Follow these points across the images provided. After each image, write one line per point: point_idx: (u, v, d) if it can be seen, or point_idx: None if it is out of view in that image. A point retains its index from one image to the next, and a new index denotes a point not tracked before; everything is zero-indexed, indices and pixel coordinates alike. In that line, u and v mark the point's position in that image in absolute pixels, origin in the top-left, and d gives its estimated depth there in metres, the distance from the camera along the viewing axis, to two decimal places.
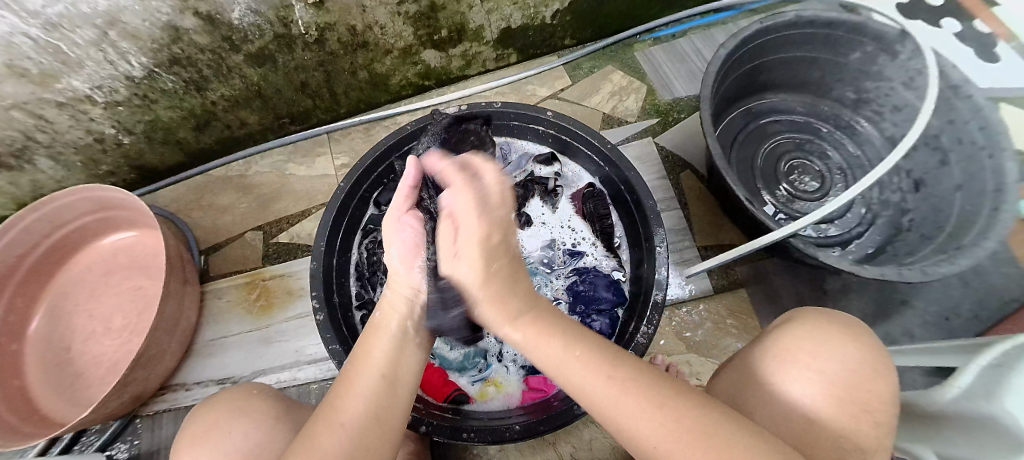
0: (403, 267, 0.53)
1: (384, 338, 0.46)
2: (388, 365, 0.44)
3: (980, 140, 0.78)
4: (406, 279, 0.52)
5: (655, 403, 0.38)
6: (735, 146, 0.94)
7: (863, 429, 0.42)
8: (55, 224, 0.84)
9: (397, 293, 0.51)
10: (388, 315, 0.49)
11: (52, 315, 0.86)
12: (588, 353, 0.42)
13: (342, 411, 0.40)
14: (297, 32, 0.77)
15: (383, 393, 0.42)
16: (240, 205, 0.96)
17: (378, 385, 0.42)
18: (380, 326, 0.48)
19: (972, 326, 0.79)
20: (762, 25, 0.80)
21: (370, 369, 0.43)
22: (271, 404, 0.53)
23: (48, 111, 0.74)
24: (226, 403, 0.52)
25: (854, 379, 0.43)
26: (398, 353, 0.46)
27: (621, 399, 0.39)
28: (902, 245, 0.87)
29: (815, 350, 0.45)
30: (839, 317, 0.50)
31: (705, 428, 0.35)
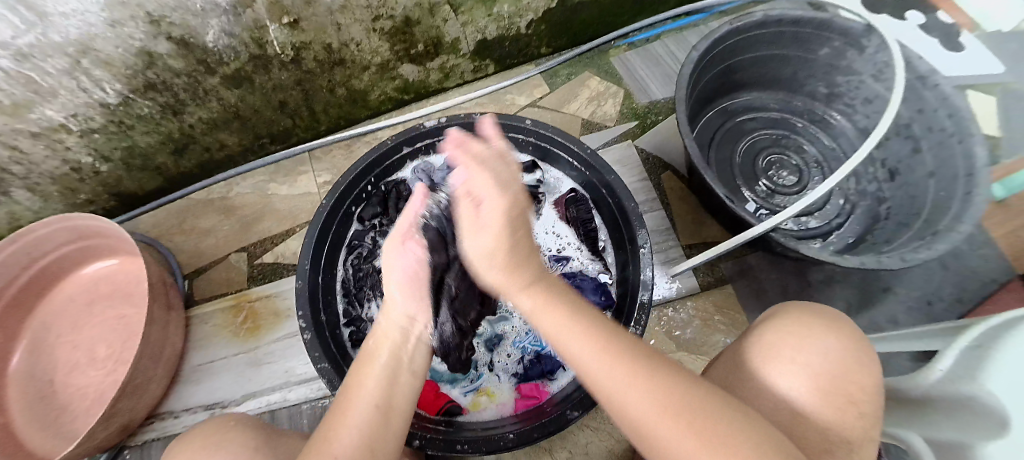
0: (399, 292, 0.50)
1: (377, 367, 0.45)
2: (377, 397, 0.43)
3: (949, 127, 0.81)
4: (399, 305, 0.50)
5: (655, 377, 0.38)
6: (713, 144, 0.95)
7: (849, 422, 0.42)
8: (33, 256, 0.83)
9: (391, 321, 0.49)
10: (374, 342, 0.48)
11: (34, 348, 0.84)
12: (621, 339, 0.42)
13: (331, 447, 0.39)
14: (273, 52, 0.77)
15: (377, 428, 0.41)
16: (222, 227, 0.96)
17: (370, 418, 0.41)
18: (366, 357, 0.47)
19: (954, 310, 0.81)
20: (731, 26, 0.82)
21: (359, 401, 0.43)
22: (249, 434, 0.52)
23: (23, 141, 0.73)
24: (204, 437, 0.51)
25: (840, 371, 0.44)
26: (385, 383, 0.44)
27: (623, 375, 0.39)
28: (882, 233, 0.89)
29: (801, 342, 0.45)
30: (821, 308, 0.50)
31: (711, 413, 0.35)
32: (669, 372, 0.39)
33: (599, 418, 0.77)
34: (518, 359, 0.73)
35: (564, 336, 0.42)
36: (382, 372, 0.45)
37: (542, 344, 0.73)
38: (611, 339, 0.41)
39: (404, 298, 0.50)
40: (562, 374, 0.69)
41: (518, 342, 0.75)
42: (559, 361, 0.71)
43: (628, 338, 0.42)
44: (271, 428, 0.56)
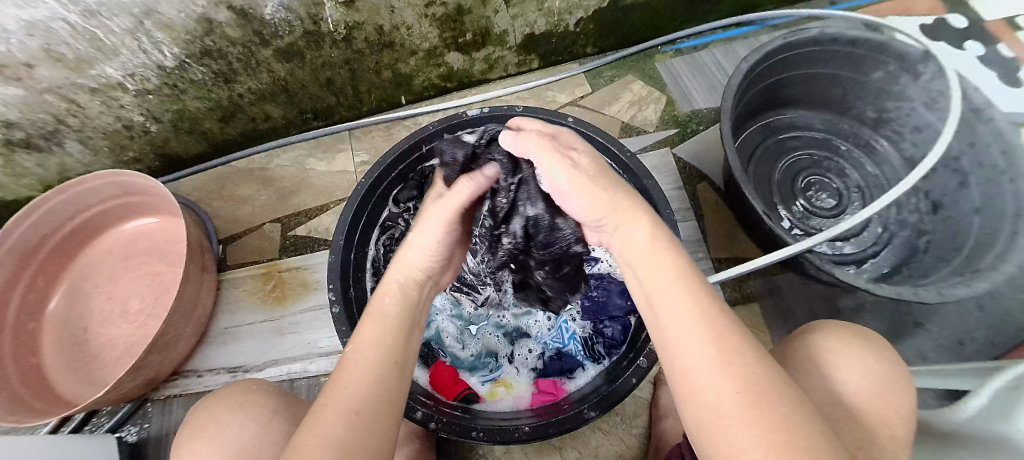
0: (418, 255, 0.48)
1: (381, 321, 0.43)
2: (393, 346, 0.42)
3: (1001, 165, 0.78)
4: (417, 263, 0.48)
5: (747, 369, 0.33)
6: (753, 160, 0.94)
7: (887, 437, 0.41)
8: (79, 207, 0.86)
9: (406, 271, 0.47)
10: (385, 293, 0.46)
11: (72, 295, 0.88)
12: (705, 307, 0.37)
13: (341, 393, 0.37)
14: (326, 30, 0.79)
15: (393, 379, 0.40)
16: (259, 197, 0.98)
17: (384, 368, 0.40)
18: (382, 312, 0.44)
19: (987, 352, 0.79)
20: (785, 41, 0.81)
21: (361, 356, 0.40)
22: (270, 399, 0.53)
23: (80, 96, 0.76)
24: (226, 398, 0.52)
25: (876, 391, 0.44)
26: (403, 336, 0.43)
27: (716, 364, 0.33)
28: (918, 266, 0.87)
29: (838, 358, 0.46)
30: (865, 332, 0.49)
31: (793, 415, 0.31)
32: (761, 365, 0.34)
33: (612, 422, 0.78)
34: (538, 355, 0.74)
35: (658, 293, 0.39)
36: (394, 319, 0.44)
37: (564, 341, 0.74)
38: (712, 318, 0.36)
39: (432, 249, 0.48)
40: (581, 373, 0.70)
41: (540, 338, 0.76)
42: (578, 361, 0.71)
43: (730, 320, 0.36)
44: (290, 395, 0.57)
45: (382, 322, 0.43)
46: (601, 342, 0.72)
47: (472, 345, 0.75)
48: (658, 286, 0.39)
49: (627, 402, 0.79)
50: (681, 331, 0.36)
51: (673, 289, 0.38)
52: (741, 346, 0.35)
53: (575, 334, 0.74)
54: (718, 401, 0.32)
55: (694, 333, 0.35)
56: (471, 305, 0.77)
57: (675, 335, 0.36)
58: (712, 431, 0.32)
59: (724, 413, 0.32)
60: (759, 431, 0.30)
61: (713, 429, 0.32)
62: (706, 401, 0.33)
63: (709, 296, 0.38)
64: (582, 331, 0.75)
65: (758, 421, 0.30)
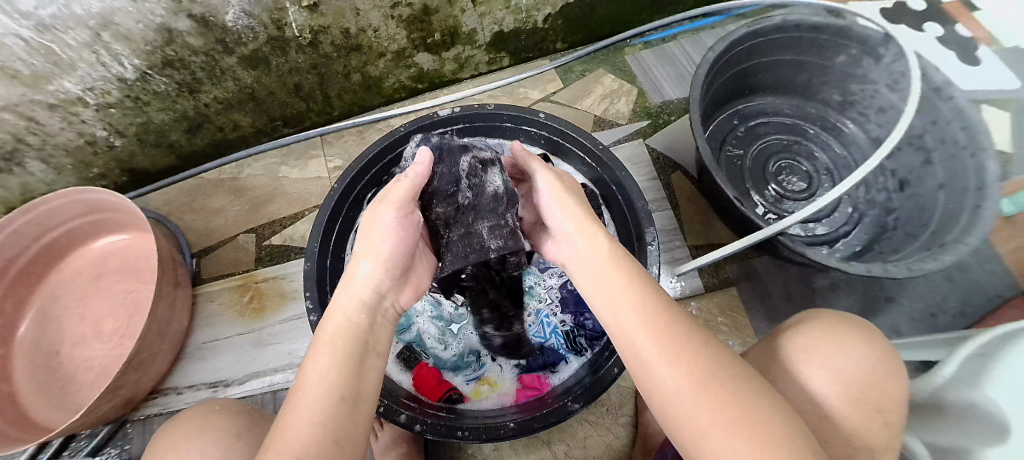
0: (370, 267, 0.47)
1: (326, 350, 0.40)
2: (341, 380, 0.38)
3: (962, 140, 0.80)
4: (365, 280, 0.46)
5: (689, 349, 0.37)
6: (724, 147, 0.95)
7: (875, 430, 0.42)
8: (44, 227, 0.83)
9: (355, 292, 0.45)
10: (329, 320, 0.43)
11: (42, 318, 0.85)
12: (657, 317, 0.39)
13: (286, 440, 0.35)
14: (291, 35, 0.78)
15: (343, 416, 0.37)
16: (232, 208, 0.96)
17: (331, 407, 0.37)
18: (329, 341, 0.41)
19: (958, 322, 0.81)
20: (749, 29, 0.82)
21: (310, 387, 0.38)
22: (232, 421, 0.52)
23: (39, 113, 0.74)
24: (184, 425, 0.51)
25: (869, 379, 0.44)
26: (353, 369, 0.40)
27: (661, 347, 0.37)
28: (889, 243, 0.89)
29: (834, 347, 0.46)
30: (853, 321, 0.50)
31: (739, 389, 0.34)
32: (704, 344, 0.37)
33: (599, 413, 0.78)
34: (521, 351, 0.74)
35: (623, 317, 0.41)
36: (334, 347, 0.40)
37: (546, 336, 0.74)
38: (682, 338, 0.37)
39: (386, 253, 0.48)
40: (564, 367, 0.70)
41: None
42: (561, 354, 0.72)
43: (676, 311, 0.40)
44: (257, 413, 0.57)
45: (327, 355, 0.40)
46: (582, 334, 0.73)
47: (454, 346, 0.75)
48: (611, 287, 0.43)
49: (612, 392, 0.80)
50: (635, 330, 0.39)
51: (623, 297, 0.41)
52: (683, 329, 0.38)
53: (557, 328, 0.75)
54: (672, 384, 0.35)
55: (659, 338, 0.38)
56: (451, 305, 0.76)
57: (630, 331, 0.39)
58: (674, 411, 0.35)
59: (681, 392, 0.35)
60: (715, 406, 0.33)
61: (676, 409, 0.35)
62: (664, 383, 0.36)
63: (642, 287, 0.42)
64: (563, 325, 0.75)
65: (710, 399, 0.34)
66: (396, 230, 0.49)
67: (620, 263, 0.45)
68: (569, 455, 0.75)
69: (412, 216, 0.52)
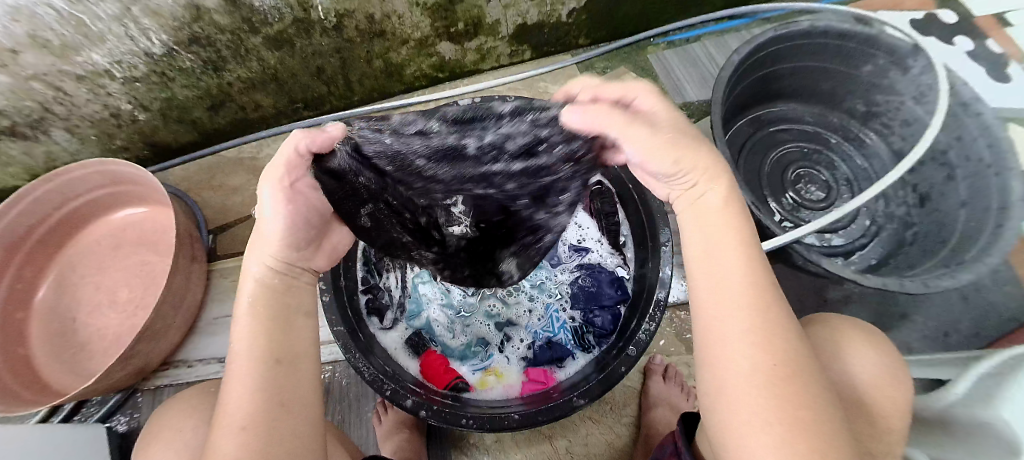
0: (275, 232, 0.42)
1: (239, 313, 0.40)
2: (267, 344, 0.39)
3: (987, 158, 0.79)
4: (270, 237, 0.42)
5: (772, 337, 0.36)
6: (743, 153, 0.95)
7: (889, 430, 0.42)
8: (67, 196, 0.85)
9: (256, 257, 0.42)
10: (242, 286, 0.41)
11: (60, 285, 0.87)
12: (755, 289, 0.37)
13: (229, 412, 0.36)
14: (316, 17, 0.78)
15: (283, 377, 0.38)
16: (249, 187, 0.97)
17: (267, 371, 0.38)
18: (248, 311, 0.40)
19: (971, 342, 0.80)
20: (776, 33, 0.81)
21: (240, 359, 0.38)
22: (220, 400, 0.52)
23: (66, 83, 0.75)
24: (182, 407, 0.51)
25: (884, 380, 0.44)
26: (280, 329, 0.40)
27: (752, 337, 0.35)
28: (904, 258, 0.88)
29: (855, 349, 0.45)
30: (868, 324, 0.49)
31: (804, 396, 0.33)
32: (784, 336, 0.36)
33: (602, 410, 0.78)
34: (529, 344, 0.74)
35: (708, 263, 0.39)
36: (250, 312, 0.40)
37: (554, 331, 0.74)
38: (763, 310, 0.36)
39: (279, 236, 0.42)
40: (571, 362, 0.70)
41: (530, 328, 0.76)
42: (568, 350, 0.71)
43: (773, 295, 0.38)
44: None
45: (248, 317, 0.40)
46: (591, 331, 0.72)
47: (463, 335, 0.75)
48: (711, 249, 0.39)
49: (616, 391, 0.80)
50: (725, 304, 0.37)
51: (728, 262, 0.38)
52: (777, 316, 0.37)
53: (566, 323, 0.75)
54: (746, 369, 0.34)
55: (741, 312, 0.36)
56: (461, 294, 0.78)
57: (720, 306, 0.37)
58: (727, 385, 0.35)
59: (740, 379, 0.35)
60: (767, 394, 0.33)
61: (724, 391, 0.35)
62: (735, 364, 0.35)
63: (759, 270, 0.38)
64: (572, 320, 0.75)
65: (771, 396, 0.33)
66: (284, 206, 0.41)
67: (739, 229, 0.39)
68: (570, 450, 0.75)
69: (306, 175, 0.43)
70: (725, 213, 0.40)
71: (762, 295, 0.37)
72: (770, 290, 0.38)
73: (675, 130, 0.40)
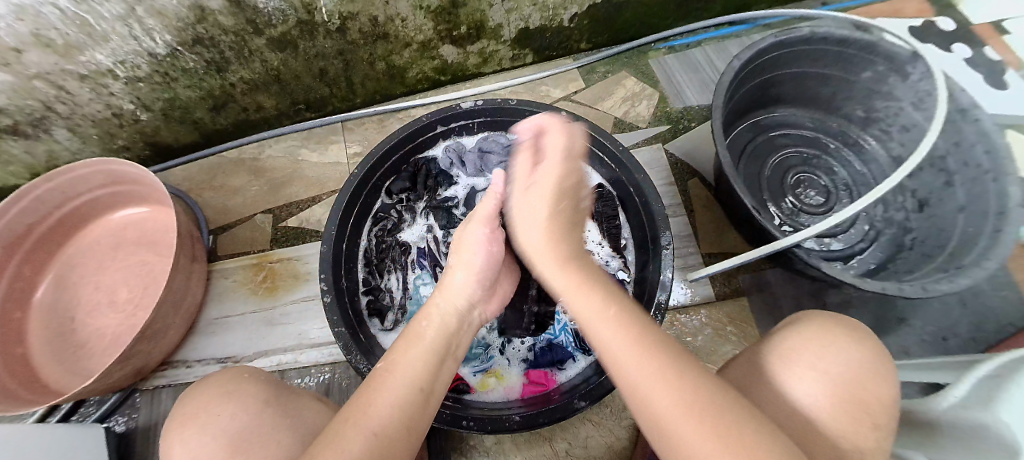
0: (464, 280, 0.55)
1: (414, 350, 0.45)
2: (422, 374, 0.43)
3: (985, 164, 0.79)
4: (461, 288, 0.55)
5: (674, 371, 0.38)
6: (743, 157, 0.95)
7: (862, 433, 0.40)
8: (67, 195, 0.85)
9: (447, 300, 0.53)
10: (423, 319, 0.49)
11: (59, 284, 0.87)
12: (629, 334, 0.42)
13: (370, 413, 0.38)
14: (320, 19, 0.78)
15: (417, 407, 0.41)
16: (250, 188, 0.97)
17: (412, 397, 0.41)
18: (420, 339, 0.46)
19: (970, 346, 0.80)
20: (776, 39, 0.82)
21: (399, 375, 0.42)
22: (262, 388, 0.51)
23: (69, 83, 0.75)
24: (217, 385, 0.50)
25: (856, 379, 0.43)
26: (435, 364, 0.45)
27: (652, 375, 0.38)
28: (903, 263, 0.88)
29: (823, 347, 0.44)
30: (812, 328, 0.47)
31: (720, 403, 0.35)
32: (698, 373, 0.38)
33: (603, 413, 0.78)
34: (529, 346, 0.74)
35: (593, 321, 0.44)
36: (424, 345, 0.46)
37: (555, 333, 0.74)
38: (657, 352, 0.40)
39: (470, 279, 0.56)
40: (571, 365, 0.70)
41: None
42: (569, 352, 0.72)
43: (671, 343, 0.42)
44: (283, 384, 0.55)
45: (419, 355, 0.45)
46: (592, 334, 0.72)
47: None
48: (590, 318, 0.45)
49: (616, 393, 0.80)
50: (622, 355, 0.41)
51: (604, 329, 0.43)
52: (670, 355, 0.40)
53: (566, 326, 0.75)
54: (665, 408, 0.36)
55: (634, 359, 0.40)
56: None
57: (620, 364, 0.41)
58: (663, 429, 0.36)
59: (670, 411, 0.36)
60: (684, 413, 0.35)
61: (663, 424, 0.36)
62: (655, 410, 0.37)
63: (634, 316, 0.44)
64: (573, 323, 0.75)
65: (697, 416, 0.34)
66: (484, 246, 0.60)
67: (592, 293, 0.47)
68: (570, 453, 0.75)
69: (496, 246, 0.61)
70: (581, 284, 0.49)
71: (645, 338, 0.41)
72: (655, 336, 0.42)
73: (559, 192, 0.60)
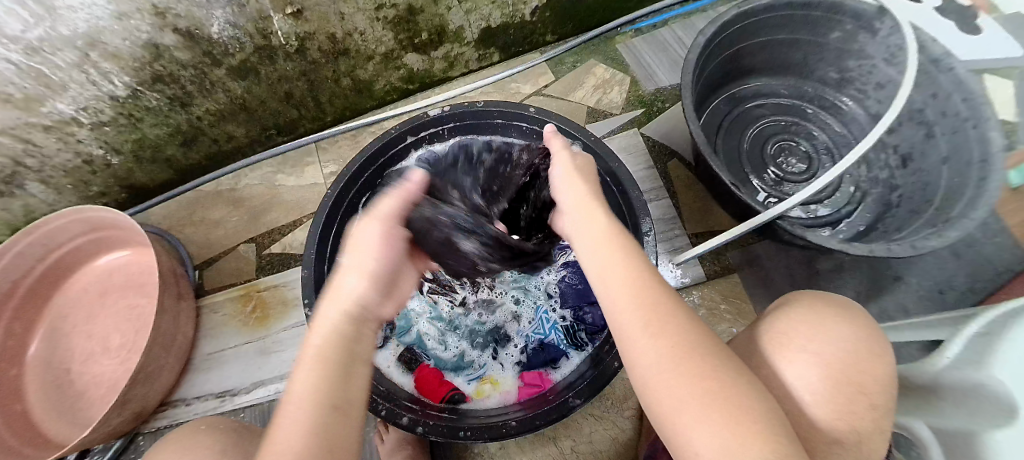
0: (355, 280, 0.44)
1: (330, 341, 0.41)
2: (333, 387, 0.38)
3: (964, 112, 0.78)
4: (351, 290, 0.43)
5: (678, 332, 0.37)
6: (721, 133, 0.94)
7: (864, 415, 0.40)
8: (48, 247, 0.84)
9: (338, 300, 0.43)
10: (319, 326, 0.42)
11: (52, 337, 0.86)
12: (632, 280, 0.41)
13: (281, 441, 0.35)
14: (278, 43, 0.77)
15: (335, 423, 0.37)
16: (231, 219, 0.97)
17: (326, 412, 0.37)
18: (319, 352, 0.40)
19: (966, 298, 0.80)
20: (740, 10, 0.81)
21: (304, 388, 0.38)
22: (218, 438, 0.50)
23: (35, 135, 0.74)
24: (173, 443, 0.50)
25: (850, 358, 0.41)
26: (342, 377, 0.39)
27: (651, 331, 0.37)
28: (892, 221, 0.88)
29: (815, 330, 0.43)
30: (800, 310, 0.45)
31: (701, 352, 0.36)
32: (694, 330, 0.37)
33: (604, 407, 0.78)
34: (522, 348, 0.74)
35: (598, 278, 0.43)
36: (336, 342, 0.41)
37: (546, 332, 0.74)
38: (653, 304, 0.39)
39: (363, 279, 0.44)
40: (565, 362, 0.70)
41: (521, 332, 0.75)
42: (561, 350, 0.72)
43: (677, 303, 0.40)
44: (244, 431, 0.54)
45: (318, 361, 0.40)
46: (583, 329, 0.73)
47: (453, 347, 0.74)
48: (602, 279, 0.43)
49: (616, 385, 0.79)
50: (624, 312, 0.40)
51: (614, 273, 0.42)
52: (671, 310, 0.39)
53: (556, 324, 0.75)
54: (651, 356, 0.37)
55: (634, 309, 0.39)
56: (450, 305, 0.77)
57: (616, 314, 0.40)
58: (653, 380, 0.36)
59: (663, 373, 0.36)
60: (695, 393, 0.34)
61: (663, 401, 0.36)
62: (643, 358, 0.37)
63: (649, 284, 0.41)
64: (563, 320, 0.75)
65: (692, 376, 0.35)
66: (380, 245, 0.47)
67: (625, 254, 0.43)
68: (575, 450, 0.75)
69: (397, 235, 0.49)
70: (608, 243, 0.44)
71: (647, 286, 0.40)
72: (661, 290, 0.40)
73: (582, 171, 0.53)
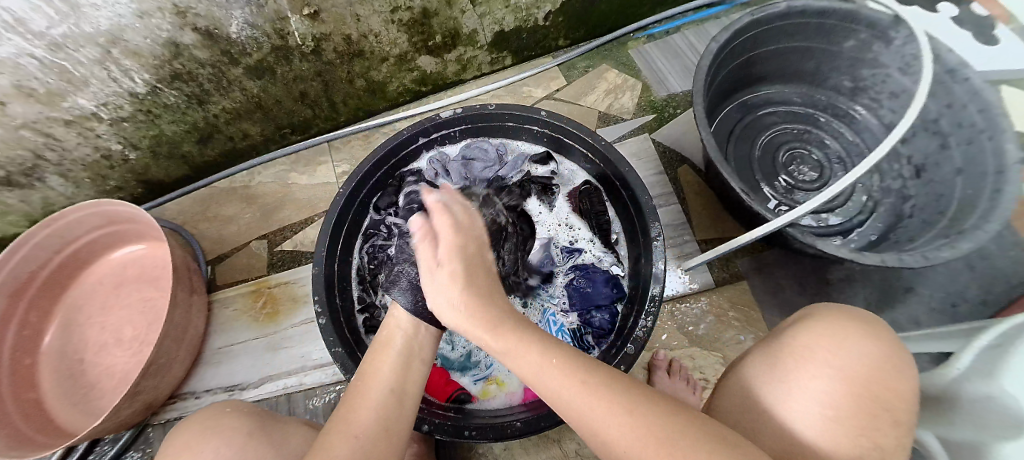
0: None
1: (391, 355, 0.48)
2: (396, 381, 0.46)
3: (979, 123, 0.78)
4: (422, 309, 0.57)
5: (640, 412, 0.35)
6: (732, 139, 0.94)
7: (890, 432, 0.39)
8: (65, 239, 0.86)
9: (401, 314, 0.53)
10: (388, 338, 0.51)
11: (66, 328, 0.88)
12: (556, 364, 0.40)
13: (353, 421, 0.42)
14: (294, 43, 0.79)
15: (393, 409, 0.44)
16: (244, 215, 0.98)
17: (388, 399, 0.44)
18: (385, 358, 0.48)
19: (979, 311, 0.79)
20: (753, 17, 0.81)
21: (376, 383, 0.45)
22: (245, 421, 0.51)
23: (56, 129, 0.76)
24: (196, 425, 0.50)
25: (873, 373, 0.41)
26: (402, 370, 0.47)
27: (609, 410, 0.36)
28: (904, 232, 0.87)
29: (838, 343, 0.43)
30: (822, 324, 0.46)
31: (673, 427, 0.34)
32: (656, 405, 0.36)
33: None
34: None
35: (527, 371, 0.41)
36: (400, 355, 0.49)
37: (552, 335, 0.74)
38: (590, 382, 0.38)
39: None
40: None
41: None
42: None
43: (628, 383, 0.39)
44: (268, 414, 0.55)
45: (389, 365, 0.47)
46: (590, 332, 0.72)
47: (461, 347, 0.74)
48: (531, 369, 0.41)
49: None
50: (571, 396, 0.38)
51: (535, 363, 0.40)
52: (616, 389, 0.38)
53: (564, 326, 0.74)
54: (623, 438, 0.35)
55: (578, 394, 0.38)
56: None
57: (569, 400, 0.38)
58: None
59: (639, 452, 0.34)
60: None
61: None
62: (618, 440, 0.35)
63: (584, 369, 0.40)
64: (570, 323, 0.74)
65: (665, 449, 0.33)
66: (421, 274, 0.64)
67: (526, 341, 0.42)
68: (580, 453, 0.75)
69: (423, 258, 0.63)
70: (506, 325, 0.43)
71: (573, 371, 0.39)
72: (596, 370, 0.40)
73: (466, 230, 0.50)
